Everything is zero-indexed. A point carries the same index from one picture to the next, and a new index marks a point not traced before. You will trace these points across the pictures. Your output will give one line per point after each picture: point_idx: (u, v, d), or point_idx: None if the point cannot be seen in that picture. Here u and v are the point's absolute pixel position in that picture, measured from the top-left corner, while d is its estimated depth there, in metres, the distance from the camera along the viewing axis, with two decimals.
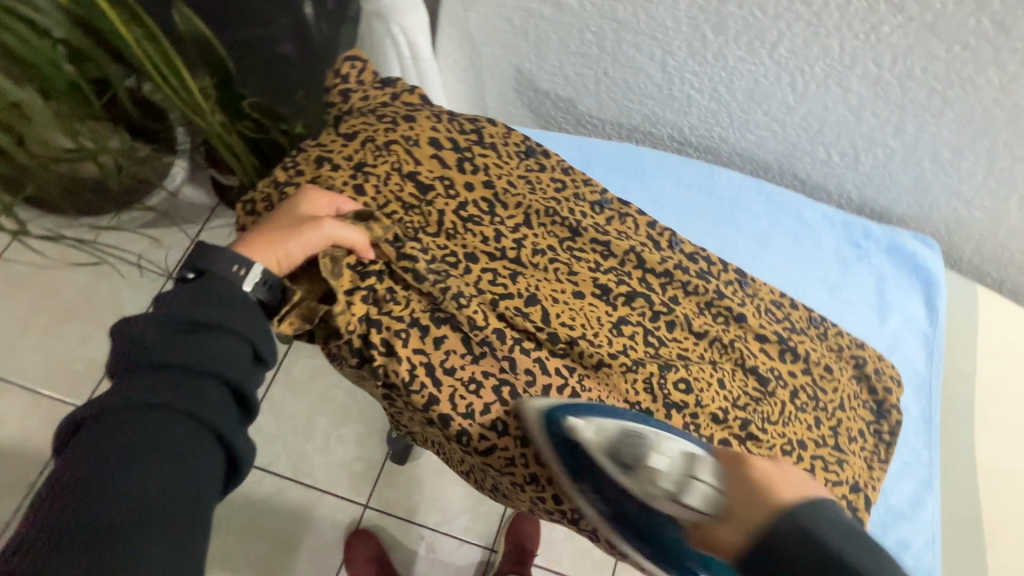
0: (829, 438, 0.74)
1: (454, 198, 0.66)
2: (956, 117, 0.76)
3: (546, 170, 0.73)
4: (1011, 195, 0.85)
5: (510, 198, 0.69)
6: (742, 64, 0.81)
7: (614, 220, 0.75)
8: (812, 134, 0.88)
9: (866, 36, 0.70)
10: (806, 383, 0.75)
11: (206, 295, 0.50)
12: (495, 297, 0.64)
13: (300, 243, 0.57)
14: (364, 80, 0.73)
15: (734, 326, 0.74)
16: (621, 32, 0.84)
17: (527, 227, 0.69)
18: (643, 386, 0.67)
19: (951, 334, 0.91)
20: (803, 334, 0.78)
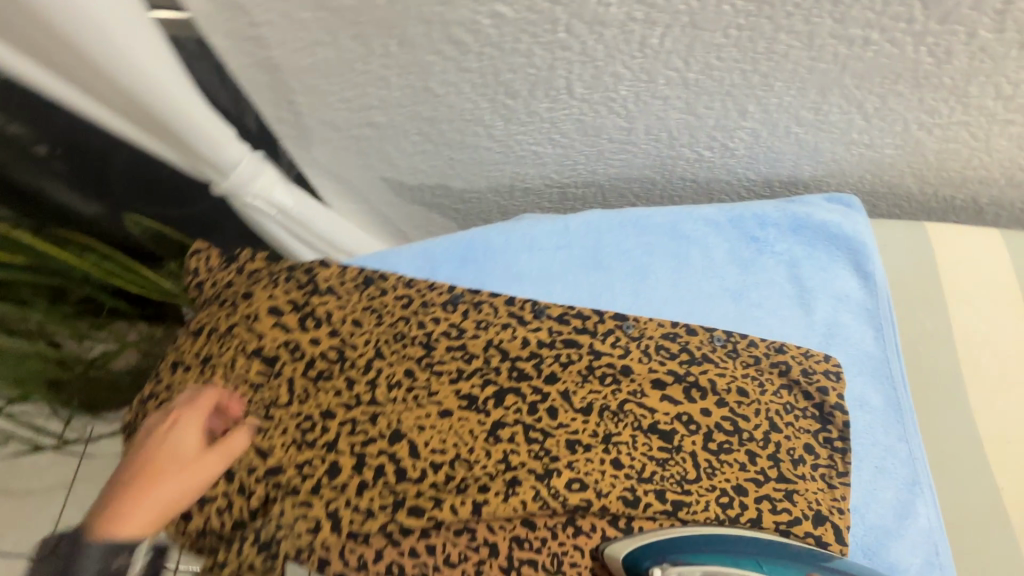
0: (770, 471, 0.66)
1: (301, 359, 0.70)
2: (788, 83, 0.68)
3: (389, 293, 0.74)
4: (906, 125, 0.74)
5: (357, 338, 0.72)
6: (555, 113, 0.78)
7: (471, 313, 0.73)
8: (667, 141, 0.82)
9: (643, 53, 0.66)
10: (722, 418, 0.69)
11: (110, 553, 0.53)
12: (356, 447, 0.67)
13: (180, 493, 0.58)
14: (213, 266, 0.75)
15: (622, 380, 0.71)
16: (437, 126, 0.84)
17: (380, 360, 0.71)
18: (527, 484, 0.66)
19: (909, 289, 0.80)
20: (707, 361, 0.71)
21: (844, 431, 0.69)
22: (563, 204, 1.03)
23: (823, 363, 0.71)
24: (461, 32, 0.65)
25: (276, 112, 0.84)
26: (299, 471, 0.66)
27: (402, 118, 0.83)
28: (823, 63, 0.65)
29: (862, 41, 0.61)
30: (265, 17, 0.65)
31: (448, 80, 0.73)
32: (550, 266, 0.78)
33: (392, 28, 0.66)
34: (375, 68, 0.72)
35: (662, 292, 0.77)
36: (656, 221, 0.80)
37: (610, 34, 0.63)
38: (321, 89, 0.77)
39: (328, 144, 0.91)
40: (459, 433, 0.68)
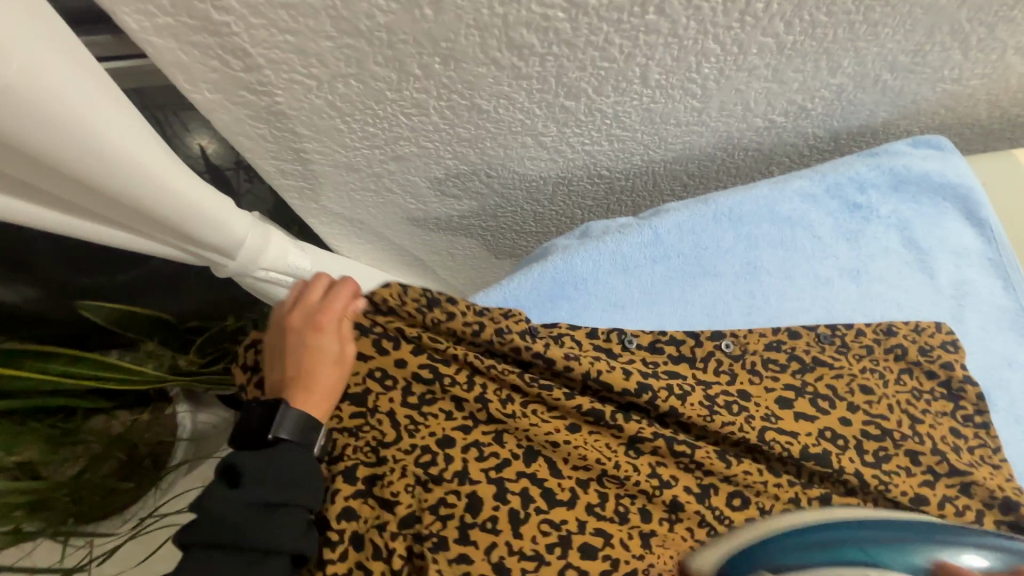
0: (940, 466, 0.59)
1: (394, 388, 0.60)
2: (895, 28, 0.59)
3: (457, 318, 0.62)
4: (1002, 52, 0.67)
5: (445, 354, 0.62)
6: (622, 106, 0.66)
7: (552, 346, 0.62)
8: (741, 114, 0.72)
9: (741, 22, 0.55)
10: (878, 414, 0.62)
11: (283, 469, 0.53)
12: (490, 472, 0.57)
13: (337, 380, 0.58)
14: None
15: (766, 377, 0.63)
16: (477, 145, 0.70)
17: (480, 374, 0.62)
18: (691, 509, 0.57)
19: (1010, 228, 0.74)
20: (845, 358, 0.65)
21: (982, 404, 0.64)
22: (610, 198, 0.91)
23: (937, 335, 0.66)
24: (525, 33, 0.52)
25: (279, 164, 0.68)
26: (437, 514, 0.56)
27: (436, 145, 0.69)
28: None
29: None
30: (270, 57, 0.50)
31: (499, 92, 0.60)
32: (649, 283, 0.68)
33: (438, 43, 0.51)
34: (410, 95, 0.58)
35: (778, 288, 0.69)
36: (750, 207, 0.70)
37: (709, 6, 0.52)
38: (339, 129, 0.62)
39: (343, 189, 0.76)
40: (596, 448, 0.60)
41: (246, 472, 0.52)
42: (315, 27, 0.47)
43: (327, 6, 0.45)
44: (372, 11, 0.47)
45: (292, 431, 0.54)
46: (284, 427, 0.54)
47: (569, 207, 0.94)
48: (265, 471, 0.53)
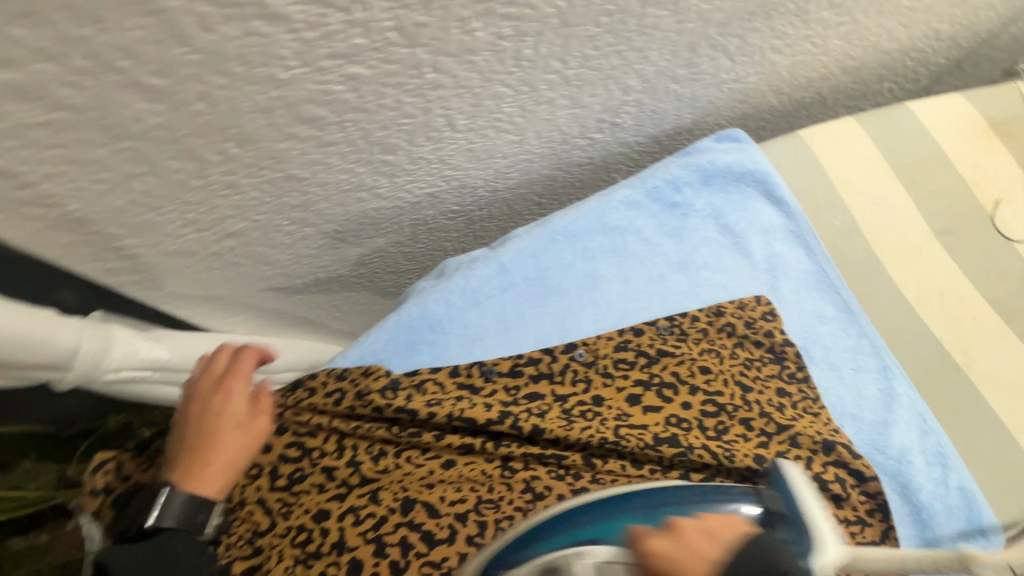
0: (769, 426, 0.67)
1: (261, 474, 0.61)
2: (662, 49, 0.67)
3: (318, 392, 0.64)
4: (762, 53, 0.77)
5: (309, 428, 0.63)
6: (443, 150, 0.69)
7: (413, 393, 0.64)
8: (561, 137, 0.78)
9: (520, 66, 0.59)
10: (719, 381, 0.70)
11: (165, 562, 0.51)
12: (369, 534, 0.57)
13: (243, 447, 0.57)
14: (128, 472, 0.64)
15: (614, 375, 0.69)
16: (313, 208, 0.71)
17: (349, 438, 0.63)
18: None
19: (808, 199, 0.85)
20: (687, 342, 0.71)
21: (799, 361, 0.73)
22: (472, 227, 0.95)
23: (757, 308, 0.75)
24: (312, 107, 0.53)
25: (102, 264, 0.66)
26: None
27: (269, 216, 0.69)
28: (687, 22, 0.63)
29: None
30: (42, 172, 0.48)
31: (311, 160, 0.61)
32: (503, 310, 0.71)
33: (224, 130, 0.52)
34: (218, 179, 0.58)
35: (621, 292, 0.74)
36: (582, 223, 0.76)
37: (483, 59, 0.56)
38: (154, 221, 0.61)
39: (187, 273, 0.74)
40: (471, 478, 0.62)
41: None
42: (81, 138, 0.47)
43: (86, 118, 0.45)
44: (139, 114, 0.46)
45: (174, 517, 0.51)
46: (168, 513, 0.51)
47: (436, 242, 0.96)
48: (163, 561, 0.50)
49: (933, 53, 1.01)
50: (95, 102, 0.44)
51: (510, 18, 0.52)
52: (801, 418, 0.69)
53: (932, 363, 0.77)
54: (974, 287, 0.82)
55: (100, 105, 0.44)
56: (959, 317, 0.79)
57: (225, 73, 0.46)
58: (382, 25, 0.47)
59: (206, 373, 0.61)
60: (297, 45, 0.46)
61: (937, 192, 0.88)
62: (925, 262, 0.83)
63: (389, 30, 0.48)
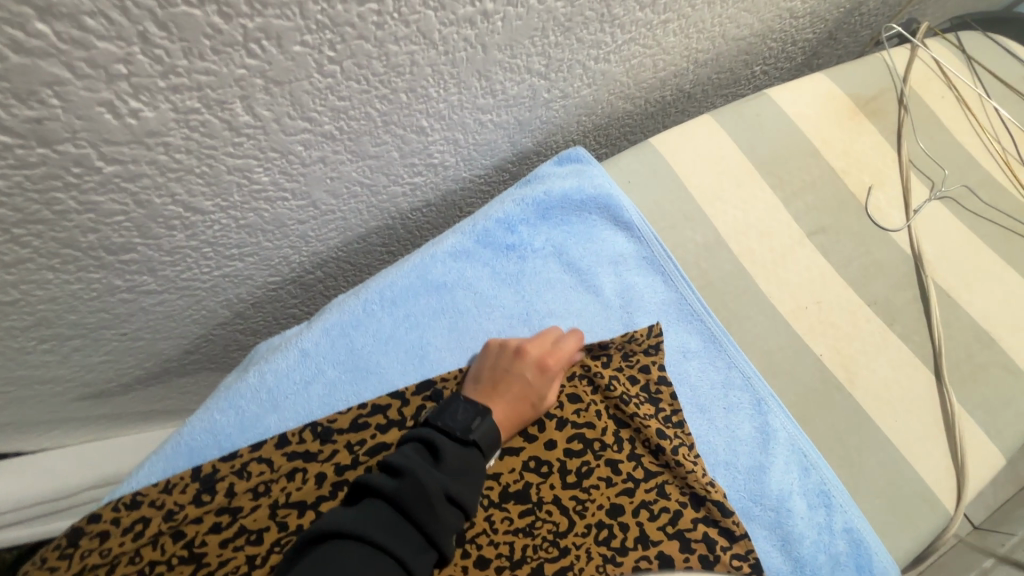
0: (636, 472, 0.60)
1: None
2: (443, 85, 0.56)
3: (110, 533, 0.53)
4: (582, 65, 0.67)
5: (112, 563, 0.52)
6: (207, 235, 0.58)
7: (236, 490, 0.55)
8: (368, 191, 0.67)
9: (246, 134, 0.48)
10: (569, 442, 0.60)
11: (466, 467, 0.53)
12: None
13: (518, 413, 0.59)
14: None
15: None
16: (63, 323, 0.59)
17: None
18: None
19: (667, 215, 0.76)
20: None
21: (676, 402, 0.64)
22: (313, 292, 0.84)
23: (648, 340, 0.67)
24: None
25: None
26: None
27: (1, 341, 0.56)
28: (458, 52, 0.53)
29: (481, 17, 0.50)
30: None
31: (7, 282, 0.49)
32: (311, 406, 0.60)
33: None
34: None
35: (456, 359, 0.65)
36: (401, 285, 0.66)
37: (181, 137, 0.44)
38: None
39: None
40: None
41: (448, 459, 0.52)
42: None
43: None
44: None
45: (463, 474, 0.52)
46: (481, 426, 0.55)
47: (277, 316, 0.84)
48: (385, 534, 0.46)
49: (796, 30, 0.94)
50: None
51: (186, 91, 0.41)
52: (679, 464, 0.60)
53: (811, 385, 0.70)
54: (851, 289, 0.75)
55: None
56: (835, 326, 0.73)
57: None
58: None
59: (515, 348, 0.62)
60: None
61: (808, 185, 0.80)
62: (800, 267, 0.75)
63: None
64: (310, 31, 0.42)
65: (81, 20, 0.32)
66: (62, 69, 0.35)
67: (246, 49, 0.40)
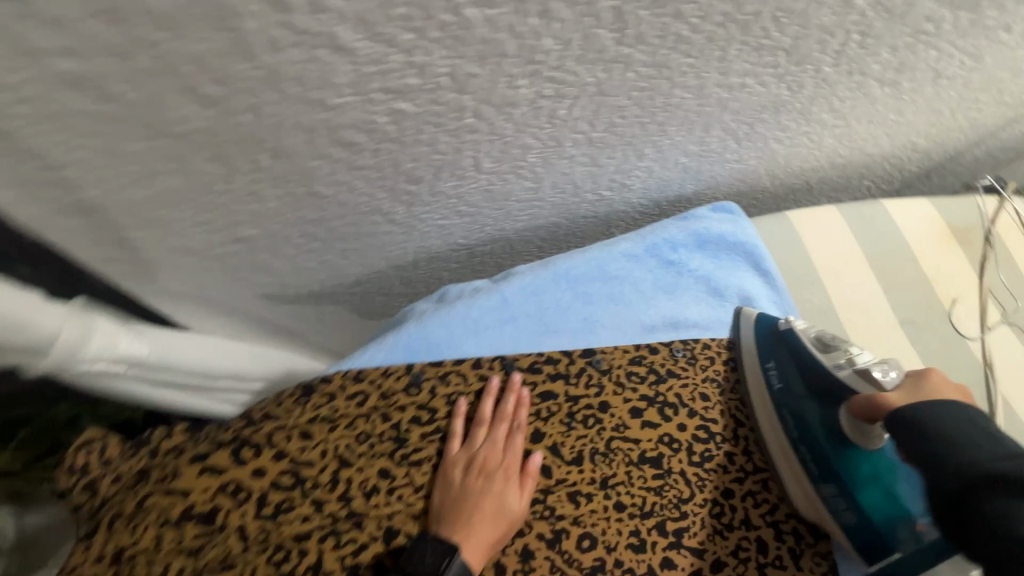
0: (747, 466, 0.75)
1: (287, 465, 0.62)
2: (679, 127, 0.72)
3: (338, 395, 0.67)
4: (765, 141, 0.83)
5: (337, 422, 0.66)
6: (463, 188, 0.72)
7: (438, 389, 0.70)
8: (573, 190, 0.82)
9: (551, 122, 0.63)
10: (696, 430, 0.76)
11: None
12: (347, 560, 0.60)
13: (501, 523, 0.63)
14: (111, 457, 0.64)
15: (604, 418, 0.74)
16: (327, 225, 0.71)
17: (347, 468, 0.64)
18: (541, 556, 0.65)
19: (793, 275, 0.91)
20: (672, 378, 0.78)
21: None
22: (472, 261, 0.97)
23: None
24: (352, 133, 0.55)
25: (102, 252, 0.64)
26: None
27: (282, 226, 0.69)
28: (707, 106, 0.68)
29: (738, 87, 0.66)
30: (75, 158, 0.48)
31: (337, 181, 0.62)
32: (501, 340, 0.75)
33: (263, 142, 0.52)
34: (243, 185, 0.58)
35: (615, 339, 0.78)
36: (584, 269, 0.80)
37: (520, 111, 0.59)
38: (167, 218, 0.60)
39: (182, 270, 0.73)
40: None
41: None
42: (124, 130, 0.46)
43: (132, 113, 0.45)
44: (185, 117, 0.47)
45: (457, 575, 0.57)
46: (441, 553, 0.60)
47: (434, 271, 0.97)
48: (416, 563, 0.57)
49: (908, 161, 1.11)
50: (145, 100, 0.44)
51: (553, 81, 0.55)
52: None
53: None
54: None
55: (149, 104, 0.44)
56: None
57: (281, 91, 0.47)
58: (438, 70, 0.50)
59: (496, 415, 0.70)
60: (354, 77, 0.47)
61: (906, 286, 0.95)
62: (895, 347, 0.89)
63: (443, 75, 0.50)
64: (646, 65, 0.57)
65: (552, 22, 0.48)
66: (514, 47, 0.49)
67: (607, 66, 0.55)
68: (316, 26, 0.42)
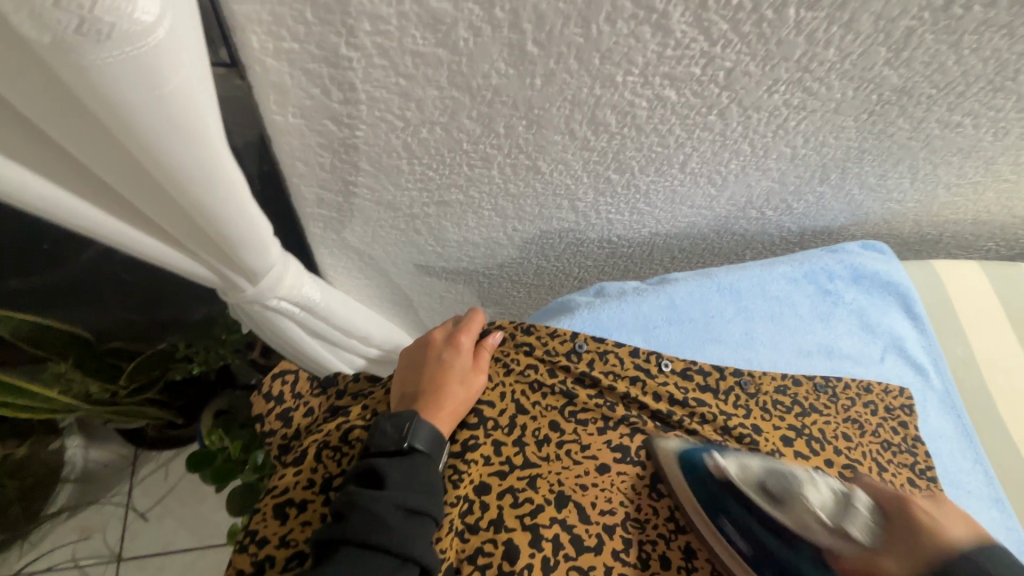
0: None
1: (477, 417, 0.63)
2: (874, 158, 0.73)
3: (508, 340, 0.70)
4: (936, 186, 0.84)
5: (512, 376, 0.67)
6: (655, 185, 0.73)
7: (597, 361, 0.71)
8: (742, 205, 0.83)
9: (774, 133, 0.64)
10: (844, 468, 0.71)
11: (379, 477, 0.52)
12: (526, 519, 0.59)
13: (465, 400, 0.62)
14: (301, 391, 0.68)
15: (765, 432, 0.72)
16: (519, 201, 0.73)
17: (522, 416, 0.65)
18: (703, 557, 0.63)
19: (937, 325, 0.93)
20: (816, 412, 0.76)
21: (929, 460, 0.77)
22: (609, 261, 0.99)
23: (898, 398, 0.81)
24: (608, 113, 0.57)
25: (320, 193, 0.66)
26: (475, 564, 0.57)
27: (482, 196, 0.71)
28: (914, 140, 0.69)
29: (952, 126, 0.67)
30: (373, 94, 0.50)
31: (561, 158, 0.64)
32: (666, 342, 0.76)
33: (531, 109, 0.55)
34: (483, 149, 0.60)
35: (771, 358, 0.78)
36: (745, 283, 0.81)
37: (757, 117, 0.61)
38: (398, 171, 0.63)
39: (370, 225, 0.75)
40: (622, 490, 0.64)
41: (391, 477, 0.51)
42: (432, 75, 0.49)
43: (452, 61, 0.47)
44: (489, 72, 0.49)
45: (428, 440, 0.55)
46: (419, 436, 0.54)
47: (571, 265, 0.99)
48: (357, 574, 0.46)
49: None
50: (471, 49, 0.46)
51: (807, 91, 0.57)
52: None
53: None
54: None
55: (471, 54, 0.47)
56: None
57: (583, 62, 0.49)
58: (722, 63, 0.51)
59: (445, 330, 0.68)
60: (653, 58, 0.49)
61: None
62: None
63: (723, 69, 0.52)
64: (892, 90, 0.58)
65: (847, 34, 0.49)
66: (799, 52, 0.51)
67: (861, 84, 0.57)
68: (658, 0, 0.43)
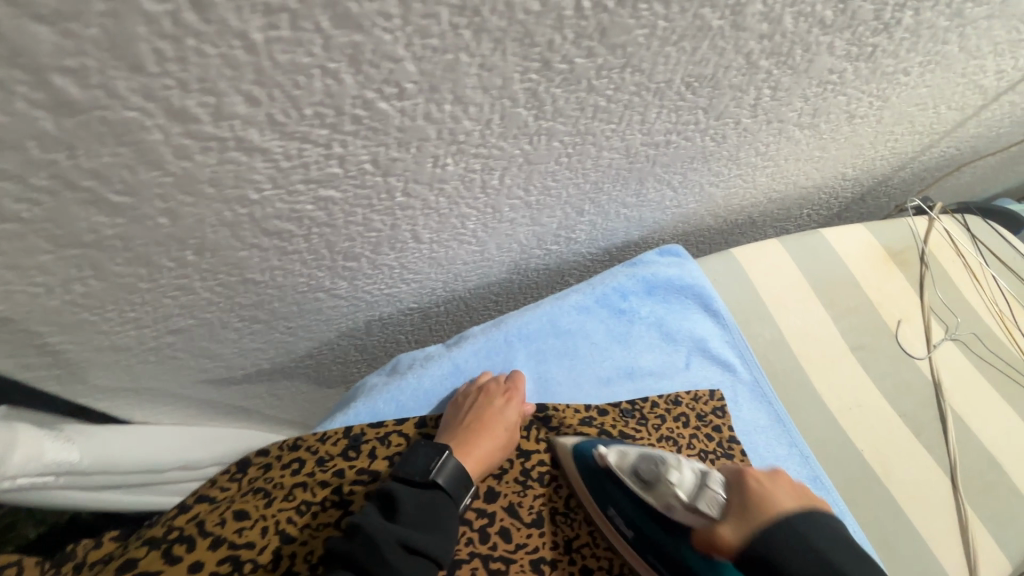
0: None
1: (233, 562, 0.58)
2: (614, 182, 0.73)
3: (274, 465, 0.66)
4: (701, 186, 0.85)
5: (276, 501, 0.62)
6: (404, 258, 0.71)
7: (377, 451, 0.67)
8: (519, 248, 0.82)
9: (485, 192, 0.63)
10: None
11: (412, 508, 0.57)
12: None
13: (500, 446, 0.68)
14: None
15: (561, 477, 0.72)
16: (265, 307, 0.69)
17: (290, 543, 0.60)
18: None
19: (747, 313, 0.94)
20: (624, 438, 0.75)
21: (749, 460, 0.78)
22: (426, 323, 0.96)
23: (710, 402, 0.82)
24: (279, 223, 0.54)
25: (20, 360, 0.60)
26: None
27: (217, 314, 0.66)
28: (637, 162, 0.70)
29: (664, 143, 0.68)
30: None
31: (271, 266, 0.61)
32: None
33: (185, 241, 0.51)
34: (169, 282, 0.56)
35: (571, 394, 0.78)
36: (535, 325, 0.80)
37: (451, 186, 0.59)
38: (88, 320, 0.58)
39: (114, 367, 0.69)
40: None
41: (407, 505, 0.57)
42: (26, 244, 0.44)
43: (36, 230, 0.43)
44: (95, 226, 0.45)
45: (449, 477, 0.61)
46: (443, 471, 0.61)
47: (391, 336, 0.96)
48: None
49: (841, 191, 1.15)
50: (48, 216, 0.42)
51: (480, 155, 0.56)
52: None
53: (854, 472, 0.83)
54: (884, 400, 0.90)
55: (52, 219, 0.43)
56: (877, 430, 0.87)
57: (194, 193, 0.46)
58: (357, 159, 0.49)
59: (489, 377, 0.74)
60: (274, 172, 0.47)
61: (854, 311, 0.98)
62: (843, 375, 0.91)
63: (365, 162, 0.50)
64: (567, 135, 0.58)
65: (468, 107, 0.48)
66: (433, 131, 0.50)
67: (531, 138, 0.56)
68: (219, 131, 0.40)
